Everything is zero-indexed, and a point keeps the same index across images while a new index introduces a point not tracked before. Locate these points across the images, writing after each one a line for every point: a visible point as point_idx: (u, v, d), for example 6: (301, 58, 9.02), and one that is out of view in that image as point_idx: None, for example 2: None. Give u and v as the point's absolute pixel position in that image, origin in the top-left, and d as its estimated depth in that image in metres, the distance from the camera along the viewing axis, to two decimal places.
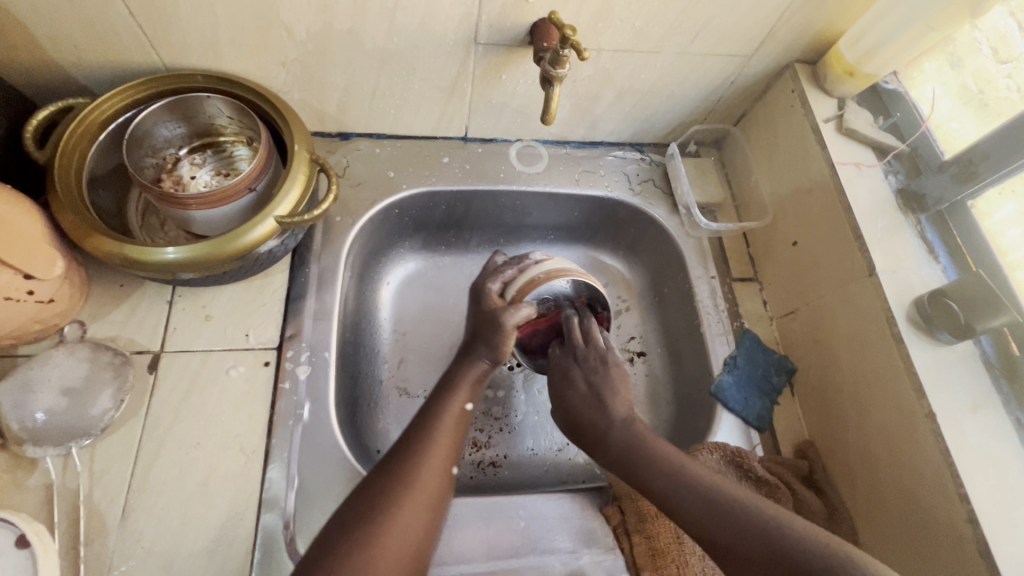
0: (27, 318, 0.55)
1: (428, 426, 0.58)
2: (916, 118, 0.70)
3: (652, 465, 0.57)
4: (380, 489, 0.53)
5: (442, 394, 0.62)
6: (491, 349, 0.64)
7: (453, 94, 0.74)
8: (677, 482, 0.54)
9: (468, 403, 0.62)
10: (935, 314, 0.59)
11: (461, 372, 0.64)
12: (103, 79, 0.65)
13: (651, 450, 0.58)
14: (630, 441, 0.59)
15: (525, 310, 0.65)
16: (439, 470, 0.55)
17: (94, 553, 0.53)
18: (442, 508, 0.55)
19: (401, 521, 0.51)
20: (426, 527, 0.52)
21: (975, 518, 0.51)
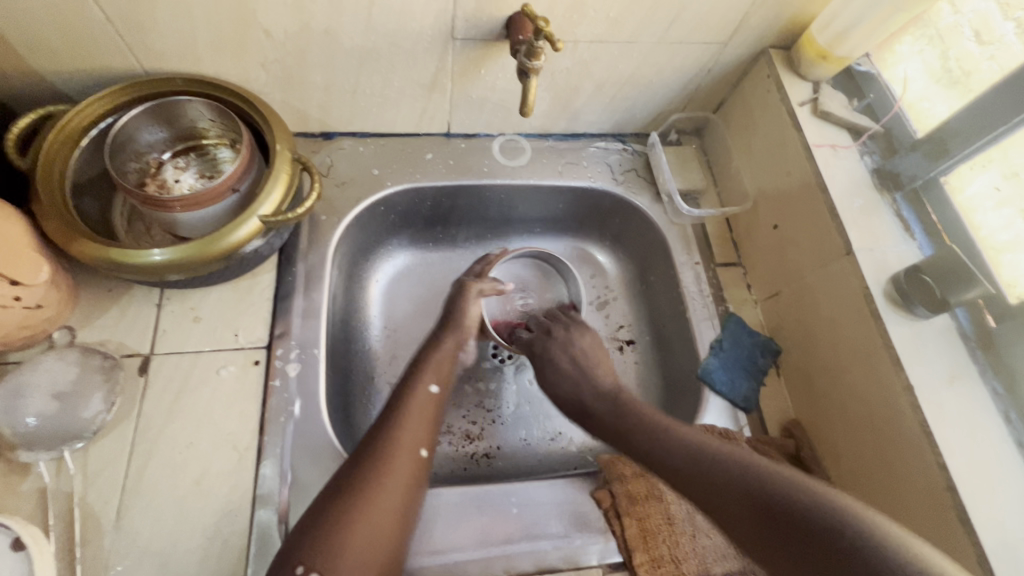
0: (15, 324, 0.55)
1: (394, 414, 0.61)
2: (889, 100, 0.71)
3: (638, 422, 0.62)
4: (353, 477, 0.55)
5: (406, 381, 0.64)
6: (456, 325, 0.72)
7: (434, 91, 0.75)
8: (658, 440, 0.59)
9: (433, 385, 0.65)
10: (912, 289, 0.59)
11: (427, 358, 0.67)
12: (83, 86, 0.65)
13: (633, 409, 0.64)
14: (631, 417, 0.63)
15: (491, 279, 0.76)
16: (409, 453, 0.58)
17: (91, 554, 0.54)
18: (415, 488, 0.57)
19: (370, 506, 0.53)
20: (400, 507, 0.54)
21: (953, 486, 0.52)
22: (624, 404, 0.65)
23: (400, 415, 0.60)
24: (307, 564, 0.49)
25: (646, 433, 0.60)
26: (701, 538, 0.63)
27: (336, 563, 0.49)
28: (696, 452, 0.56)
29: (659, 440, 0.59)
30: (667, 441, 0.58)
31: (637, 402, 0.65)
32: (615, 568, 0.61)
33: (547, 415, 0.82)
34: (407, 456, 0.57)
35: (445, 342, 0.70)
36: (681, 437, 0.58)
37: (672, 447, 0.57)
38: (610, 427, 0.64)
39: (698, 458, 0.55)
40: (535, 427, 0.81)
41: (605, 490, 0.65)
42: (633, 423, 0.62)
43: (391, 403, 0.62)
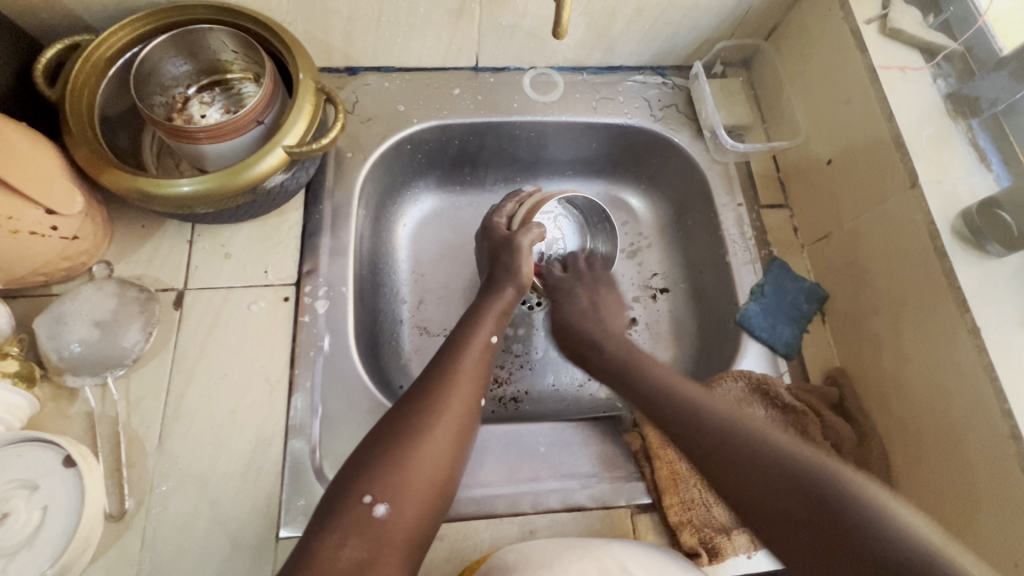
0: (54, 254, 0.56)
1: (455, 355, 0.58)
2: (971, 13, 0.63)
3: (644, 379, 0.60)
4: (411, 415, 0.52)
5: (471, 325, 0.61)
6: (514, 276, 0.66)
7: (461, 18, 0.71)
8: (676, 407, 0.56)
9: (494, 334, 0.62)
10: (986, 225, 0.54)
11: (488, 304, 0.64)
12: (107, 15, 0.64)
13: (673, 392, 0.57)
14: (684, 408, 0.55)
15: (536, 229, 0.70)
16: (467, 397, 0.55)
17: (136, 473, 0.56)
18: (470, 435, 0.55)
19: (431, 446, 0.51)
20: (456, 449, 0.53)
21: (1017, 434, 0.48)
22: (671, 389, 0.58)
23: (464, 361, 0.58)
24: (365, 498, 0.47)
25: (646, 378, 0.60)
26: None
27: (398, 499, 0.48)
28: (759, 443, 0.50)
29: (699, 426, 0.53)
30: (706, 414, 0.54)
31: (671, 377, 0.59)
32: (643, 509, 0.60)
33: None
34: (467, 402, 0.55)
35: (506, 292, 0.66)
36: (698, 404, 0.55)
37: (682, 408, 0.55)
38: (612, 373, 0.64)
39: (721, 433, 0.52)
40: (564, 373, 0.80)
41: (636, 433, 0.64)
42: (686, 418, 0.54)
43: (450, 343, 0.60)
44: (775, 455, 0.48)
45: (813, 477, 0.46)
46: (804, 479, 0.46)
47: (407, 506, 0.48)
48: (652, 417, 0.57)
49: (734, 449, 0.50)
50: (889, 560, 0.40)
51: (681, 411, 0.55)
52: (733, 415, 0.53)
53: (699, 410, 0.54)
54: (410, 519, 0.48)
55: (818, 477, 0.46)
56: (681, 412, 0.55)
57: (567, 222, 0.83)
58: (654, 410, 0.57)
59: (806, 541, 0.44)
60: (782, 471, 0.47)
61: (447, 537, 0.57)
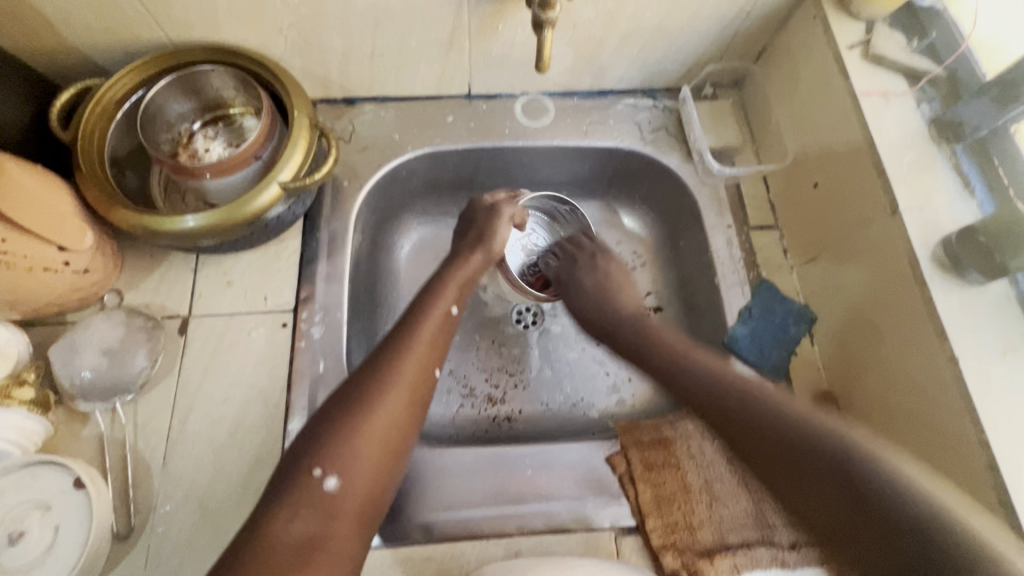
0: (66, 287, 0.60)
1: (412, 327, 0.58)
2: (955, 37, 0.64)
3: (661, 350, 0.65)
4: (364, 385, 0.52)
5: (430, 298, 0.62)
6: (485, 245, 0.70)
7: (451, 50, 0.73)
8: (691, 375, 0.60)
9: (453, 306, 0.63)
10: (966, 253, 0.53)
11: (448, 279, 0.65)
12: (117, 58, 0.68)
13: (692, 369, 0.60)
14: (711, 389, 0.57)
15: (520, 202, 0.75)
16: (422, 366, 0.56)
17: (142, 493, 0.59)
18: (426, 403, 0.55)
19: (383, 414, 0.51)
20: (410, 417, 0.53)
21: (995, 466, 0.48)
22: (715, 376, 0.58)
23: (421, 331, 0.58)
24: (314, 469, 0.47)
25: (662, 356, 0.64)
26: (721, 509, 0.62)
27: (348, 467, 0.48)
28: (773, 415, 0.51)
29: (721, 399, 0.56)
30: (705, 381, 0.58)
31: (686, 351, 0.63)
32: (627, 531, 0.61)
33: (569, 382, 0.82)
34: (423, 371, 0.56)
35: (472, 258, 0.68)
36: (707, 371, 0.59)
37: (695, 380, 0.59)
38: (629, 348, 0.68)
39: (730, 407, 0.55)
40: (557, 392, 0.81)
41: (622, 456, 0.65)
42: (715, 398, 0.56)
43: (408, 316, 0.60)
44: (812, 427, 0.49)
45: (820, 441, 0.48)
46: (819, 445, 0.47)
47: (360, 475, 0.49)
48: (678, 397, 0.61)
49: (759, 414, 0.52)
50: (906, 523, 0.41)
51: (699, 381, 0.59)
52: (762, 388, 0.54)
53: (714, 381, 0.58)
54: (362, 489, 0.49)
55: (816, 443, 0.48)
56: (712, 388, 0.57)
57: (534, 219, 0.82)
58: (675, 380, 0.61)
59: (817, 499, 0.46)
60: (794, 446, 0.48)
61: (435, 558, 0.58)
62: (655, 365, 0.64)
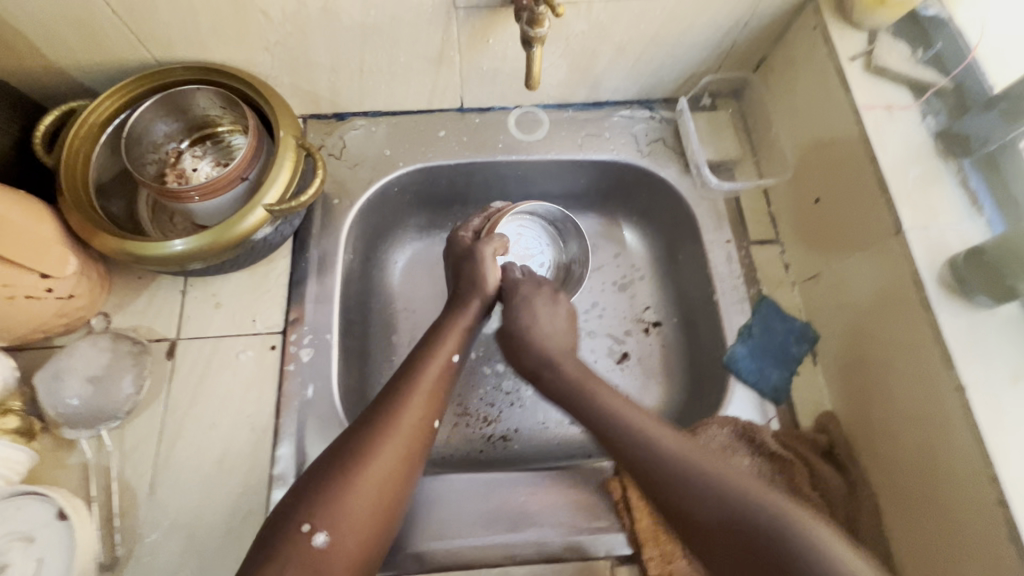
0: (50, 313, 0.59)
1: (410, 378, 0.59)
2: (961, 46, 0.62)
3: (592, 403, 0.59)
4: (360, 440, 0.53)
5: (430, 345, 0.62)
6: (479, 289, 0.69)
7: (442, 64, 0.72)
8: (635, 436, 0.54)
9: (454, 355, 0.63)
10: (972, 276, 0.51)
11: (449, 324, 0.65)
12: (103, 78, 0.67)
13: (624, 423, 0.55)
14: (658, 462, 0.51)
15: (498, 237, 0.72)
16: (419, 421, 0.56)
17: (128, 522, 0.58)
18: (418, 459, 0.55)
19: (377, 470, 0.52)
20: (403, 471, 0.53)
21: (1005, 501, 0.46)
22: (637, 434, 0.54)
23: (418, 383, 0.58)
24: (305, 526, 0.48)
25: (590, 405, 0.59)
26: None
27: (339, 525, 0.48)
28: (694, 494, 0.48)
29: (653, 466, 0.51)
30: (640, 446, 0.53)
31: (620, 405, 0.57)
32: (622, 561, 0.60)
33: None
34: (418, 424, 0.56)
35: (471, 305, 0.68)
36: (646, 434, 0.53)
37: (639, 446, 0.53)
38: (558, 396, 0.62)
39: (673, 479, 0.50)
40: (554, 411, 0.79)
41: (617, 482, 0.63)
42: (658, 472, 0.51)
43: (408, 366, 0.60)
44: (758, 508, 0.45)
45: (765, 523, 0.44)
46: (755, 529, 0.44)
47: (350, 531, 0.49)
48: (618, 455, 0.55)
49: (698, 497, 0.48)
50: None
51: (637, 448, 0.53)
52: (686, 457, 0.50)
53: (647, 444, 0.53)
54: (352, 546, 0.49)
55: (756, 518, 0.45)
56: (647, 458, 0.52)
57: (533, 233, 0.82)
58: (618, 445, 0.55)
59: None
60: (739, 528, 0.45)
61: None
62: (589, 415, 0.58)
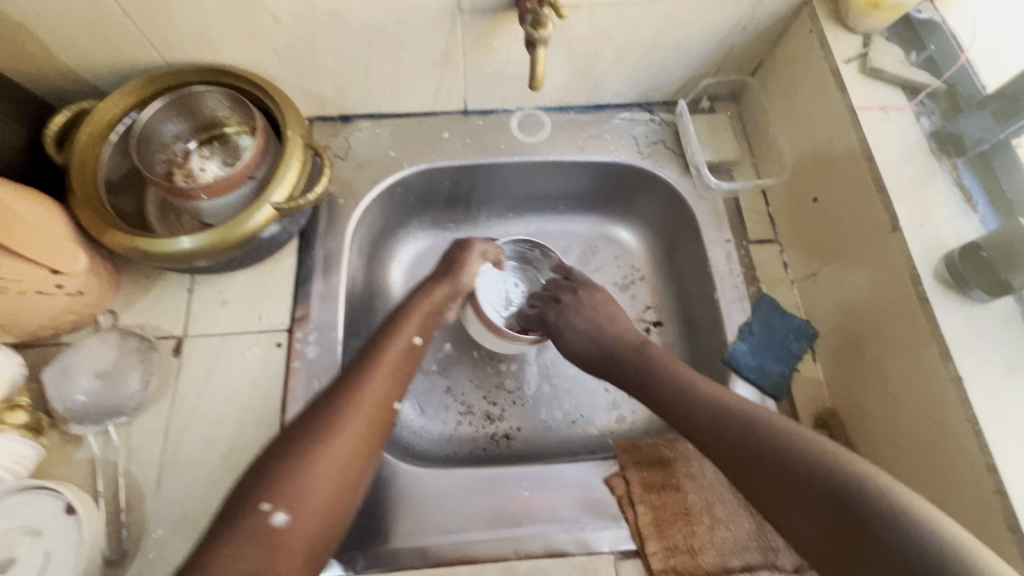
0: (60, 309, 0.60)
1: (368, 360, 0.60)
2: (954, 49, 0.64)
3: (677, 385, 0.60)
4: (318, 418, 0.54)
5: (389, 329, 0.65)
6: (449, 277, 0.72)
7: (446, 67, 0.73)
8: (694, 399, 0.57)
9: (414, 337, 0.65)
10: (968, 270, 0.52)
11: (409, 310, 0.68)
12: (112, 80, 0.69)
13: (695, 396, 0.57)
14: (732, 431, 0.53)
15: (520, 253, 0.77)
16: (377, 399, 0.57)
17: (134, 517, 0.59)
18: (379, 434, 0.56)
19: (338, 447, 0.53)
20: (364, 448, 0.55)
21: (1003, 490, 0.47)
22: (713, 404, 0.56)
23: (379, 362, 0.60)
24: (263, 504, 0.48)
25: (663, 380, 0.61)
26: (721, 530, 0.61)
27: (298, 503, 0.49)
28: (788, 450, 0.49)
29: (721, 432, 0.54)
30: (707, 408, 0.56)
31: (690, 376, 0.60)
32: (626, 555, 0.60)
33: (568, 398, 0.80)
34: (380, 403, 0.57)
35: (437, 289, 0.71)
36: (716, 399, 0.56)
37: (709, 409, 0.56)
38: (630, 364, 0.65)
39: (745, 436, 0.52)
40: (556, 409, 0.80)
41: (620, 476, 0.64)
42: (736, 442, 0.52)
43: (367, 350, 0.62)
44: (813, 471, 0.47)
45: (820, 474, 0.46)
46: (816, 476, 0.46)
47: (308, 509, 0.49)
48: (681, 425, 0.58)
49: (766, 459, 0.49)
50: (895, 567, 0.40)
51: (700, 410, 0.56)
52: (761, 423, 0.52)
53: (720, 408, 0.55)
54: (311, 522, 0.49)
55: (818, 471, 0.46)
56: (710, 421, 0.55)
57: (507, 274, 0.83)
58: (681, 414, 0.58)
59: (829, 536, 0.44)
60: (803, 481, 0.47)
61: None
62: (661, 387, 0.61)
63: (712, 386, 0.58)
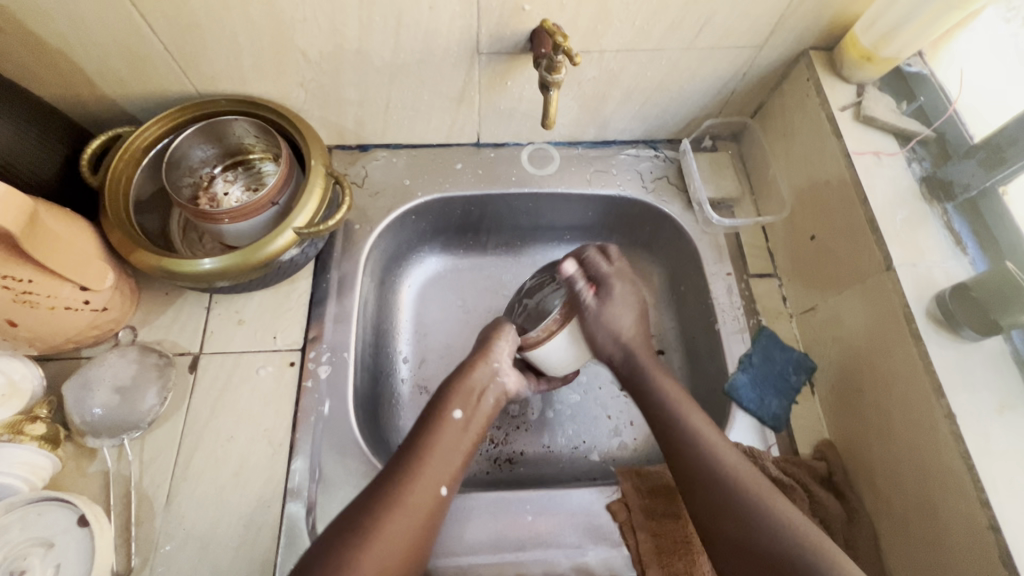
0: (85, 324, 0.63)
1: (417, 446, 0.59)
2: (943, 101, 0.67)
3: (686, 428, 0.61)
4: (367, 511, 0.54)
5: (437, 408, 0.63)
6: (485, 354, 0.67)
7: (462, 103, 0.77)
8: (706, 463, 0.58)
9: (458, 412, 0.63)
10: (958, 309, 0.55)
11: (457, 386, 0.65)
12: (146, 107, 0.72)
13: (700, 447, 0.60)
14: (694, 448, 0.60)
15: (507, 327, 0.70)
16: (428, 490, 0.57)
17: (144, 532, 0.60)
18: (429, 526, 0.56)
19: (387, 541, 0.53)
20: (413, 541, 0.54)
21: (996, 526, 0.48)
22: (703, 455, 0.59)
23: (427, 448, 0.59)
24: None
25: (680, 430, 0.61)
26: None
27: None
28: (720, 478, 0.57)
29: (719, 496, 0.56)
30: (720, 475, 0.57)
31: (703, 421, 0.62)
32: None
33: (571, 424, 0.82)
34: (428, 492, 0.57)
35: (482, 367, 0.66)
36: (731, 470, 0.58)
37: (713, 472, 0.58)
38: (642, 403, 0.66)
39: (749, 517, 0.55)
40: (559, 434, 0.81)
41: (622, 503, 0.65)
42: (695, 460, 0.59)
43: (416, 434, 0.61)
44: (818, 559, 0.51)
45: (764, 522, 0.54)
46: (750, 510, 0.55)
47: None
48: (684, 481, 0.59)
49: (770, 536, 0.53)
50: None
51: (705, 470, 0.58)
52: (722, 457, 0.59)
53: (725, 475, 0.57)
54: None
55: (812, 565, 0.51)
56: (711, 485, 0.57)
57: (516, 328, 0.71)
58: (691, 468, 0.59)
59: None
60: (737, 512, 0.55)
61: None
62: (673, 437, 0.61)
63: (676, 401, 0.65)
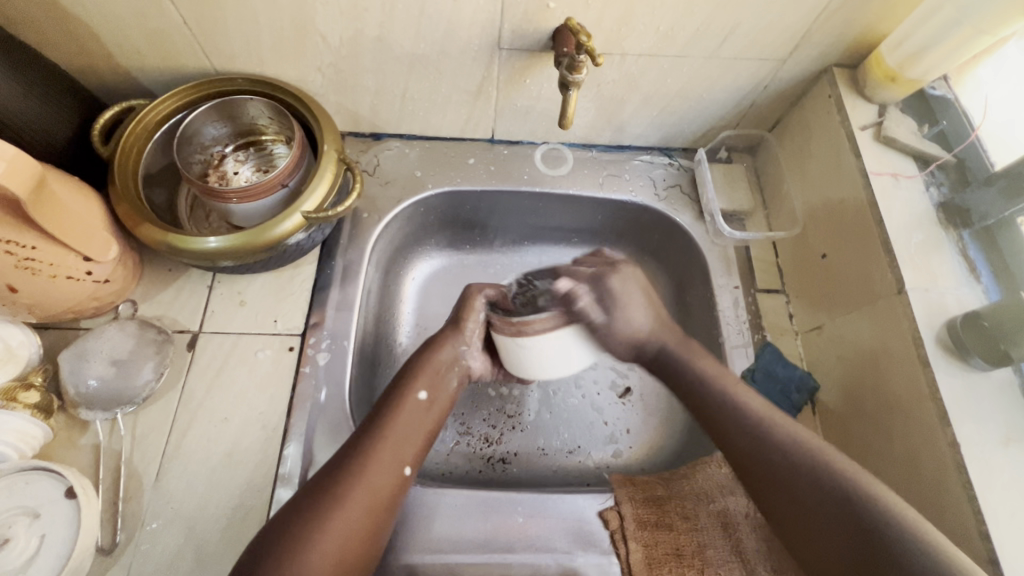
0: (85, 295, 0.62)
1: (379, 426, 0.58)
2: (965, 127, 0.66)
3: (718, 385, 0.60)
4: (324, 489, 0.52)
5: (400, 385, 0.62)
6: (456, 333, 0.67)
7: (480, 98, 0.76)
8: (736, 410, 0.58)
9: (422, 391, 0.62)
10: (969, 338, 0.54)
11: (425, 361, 0.64)
12: (160, 82, 0.72)
13: (740, 411, 0.58)
14: (749, 420, 0.57)
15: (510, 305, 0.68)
16: (387, 468, 0.55)
17: (131, 508, 0.59)
18: (387, 507, 0.54)
19: (346, 520, 0.50)
20: (370, 522, 0.52)
21: (996, 560, 0.47)
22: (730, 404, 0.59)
23: (390, 425, 0.58)
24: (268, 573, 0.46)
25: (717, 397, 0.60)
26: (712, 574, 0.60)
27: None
28: (829, 483, 0.50)
29: (760, 447, 0.55)
30: (748, 428, 0.56)
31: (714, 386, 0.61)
32: None
33: (567, 427, 0.81)
34: (388, 471, 0.55)
35: (447, 346, 0.66)
36: (758, 412, 0.57)
37: (736, 421, 0.57)
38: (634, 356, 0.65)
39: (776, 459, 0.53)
40: (553, 437, 0.80)
41: (615, 511, 0.64)
42: (747, 430, 0.56)
43: (377, 411, 0.59)
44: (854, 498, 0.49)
45: (872, 520, 0.47)
46: (863, 516, 0.47)
47: None
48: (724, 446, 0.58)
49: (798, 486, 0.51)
50: None
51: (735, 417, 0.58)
52: (821, 457, 0.52)
53: (757, 423, 0.56)
54: None
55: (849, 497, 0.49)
56: (744, 440, 0.56)
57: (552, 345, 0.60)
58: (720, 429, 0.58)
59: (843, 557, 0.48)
60: (838, 515, 0.49)
61: None
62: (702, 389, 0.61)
63: (780, 421, 0.56)
